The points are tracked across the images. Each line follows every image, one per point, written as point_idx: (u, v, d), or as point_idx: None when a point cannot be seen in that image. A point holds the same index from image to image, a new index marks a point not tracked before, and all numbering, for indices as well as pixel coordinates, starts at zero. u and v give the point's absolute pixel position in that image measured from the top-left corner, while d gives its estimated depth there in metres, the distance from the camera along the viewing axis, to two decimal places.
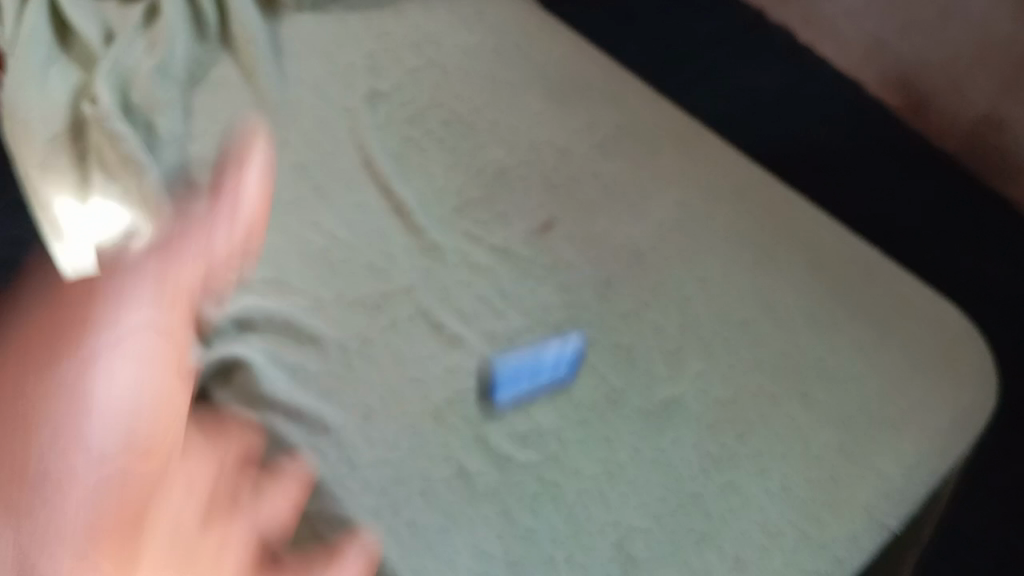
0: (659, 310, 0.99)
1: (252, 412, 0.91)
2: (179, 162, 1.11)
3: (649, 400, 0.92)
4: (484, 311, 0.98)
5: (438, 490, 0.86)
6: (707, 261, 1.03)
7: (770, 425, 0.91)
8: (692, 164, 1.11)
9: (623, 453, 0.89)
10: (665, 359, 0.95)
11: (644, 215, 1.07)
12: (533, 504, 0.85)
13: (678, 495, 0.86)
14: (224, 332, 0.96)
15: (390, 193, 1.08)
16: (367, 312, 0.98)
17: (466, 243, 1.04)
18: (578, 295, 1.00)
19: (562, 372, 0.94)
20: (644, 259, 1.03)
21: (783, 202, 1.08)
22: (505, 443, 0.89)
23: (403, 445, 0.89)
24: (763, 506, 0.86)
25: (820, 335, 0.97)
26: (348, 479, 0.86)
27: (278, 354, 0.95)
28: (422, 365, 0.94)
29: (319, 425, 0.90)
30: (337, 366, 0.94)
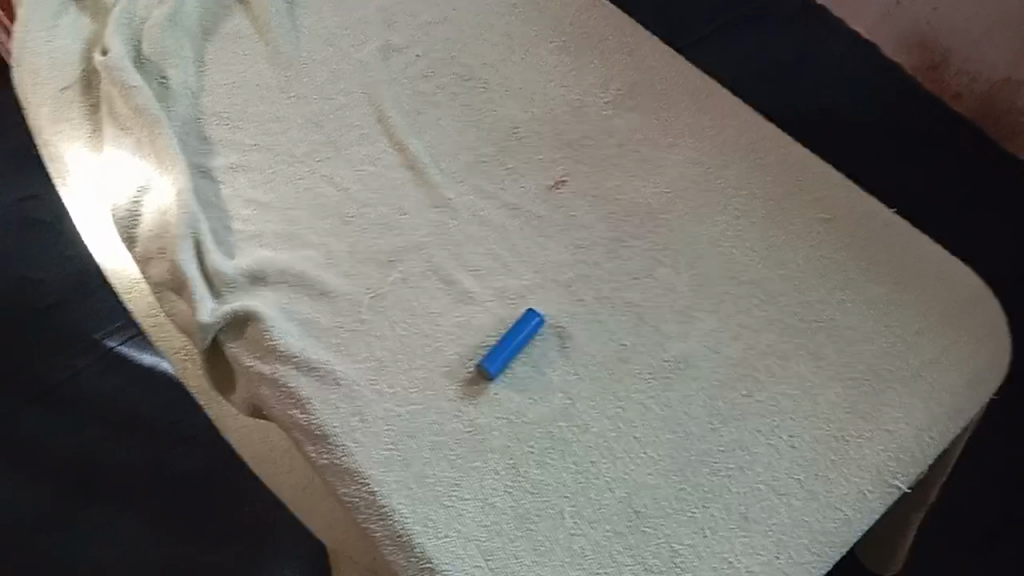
0: (671, 268, 0.98)
1: (264, 364, 0.92)
2: (192, 115, 1.11)
3: (659, 358, 0.92)
4: (496, 267, 0.98)
5: (448, 444, 0.87)
6: (722, 219, 1.02)
7: (781, 382, 0.90)
8: (707, 121, 1.10)
9: (632, 410, 0.89)
10: (675, 317, 0.95)
11: (659, 173, 1.06)
12: (541, 459, 0.86)
13: (686, 452, 0.86)
14: (235, 286, 0.97)
15: (402, 147, 1.08)
16: (379, 267, 0.98)
17: (478, 199, 1.04)
18: (590, 252, 0.99)
19: (573, 328, 0.94)
20: (657, 216, 1.02)
21: (798, 161, 1.06)
22: (514, 397, 0.89)
23: (414, 399, 0.89)
24: (772, 464, 0.86)
25: (834, 294, 0.96)
26: (359, 431, 0.87)
27: (290, 308, 0.95)
28: (433, 320, 0.94)
29: (331, 378, 0.90)
30: (348, 320, 0.94)
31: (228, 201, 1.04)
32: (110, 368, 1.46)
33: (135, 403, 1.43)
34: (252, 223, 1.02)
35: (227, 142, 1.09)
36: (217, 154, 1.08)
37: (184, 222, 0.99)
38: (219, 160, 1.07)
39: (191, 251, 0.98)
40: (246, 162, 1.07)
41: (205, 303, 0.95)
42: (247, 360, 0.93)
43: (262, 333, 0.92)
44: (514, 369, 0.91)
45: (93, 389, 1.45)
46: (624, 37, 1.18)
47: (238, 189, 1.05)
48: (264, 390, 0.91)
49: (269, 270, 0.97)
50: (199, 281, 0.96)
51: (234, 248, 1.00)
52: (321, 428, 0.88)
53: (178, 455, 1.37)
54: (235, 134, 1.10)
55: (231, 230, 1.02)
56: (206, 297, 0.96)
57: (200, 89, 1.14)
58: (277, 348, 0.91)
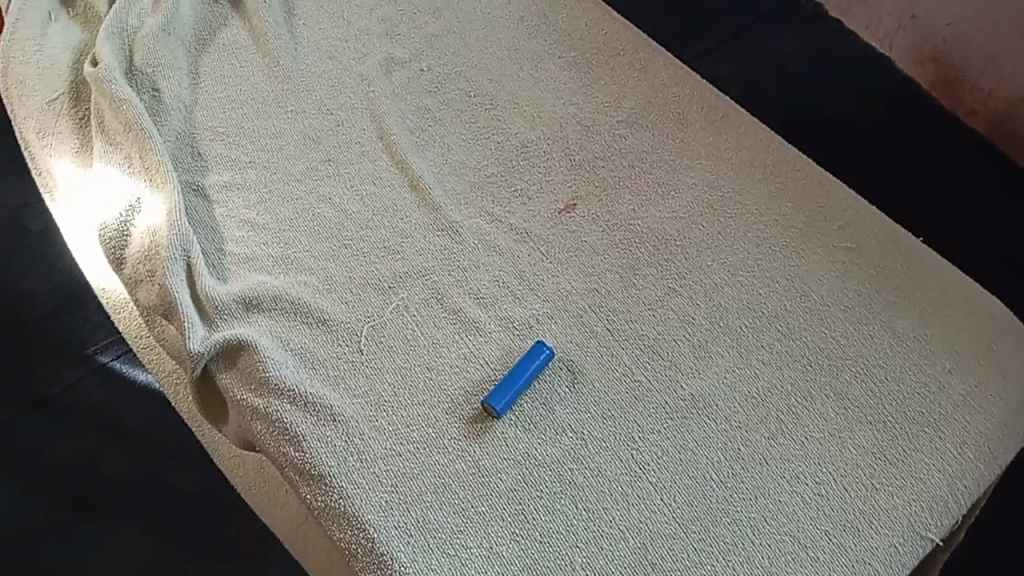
0: (687, 299, 0.93)
1: (258, 397, 0.87)
2: (185, 128, 1.06)
3: (676, 396, 0.87)
4: (503, 296, 0.93)
5: (451, 486, 0.82)
6: (740, 246, 0.97)
7: (805, 425, 0.86)
8: (725, 142, 1.05)
9: (646, 452, 0.84)
10: (692, 351, 0.90)
11: (674, 196, 1.01)
12: (550, 504, 0.81)
13: (705, 498, 0.82)
14: (229, 312, 0.91)
15: (405, 166, 1.03)
16: (380, 293, 0.93)
17: (485, 222, 0.99)
18: (602, 281, 0.94)
19: (584, 363, 0.89)
20: (672, 243, 0.97)
21: (817, 185, 1.02)
22: (522, 437, 0.84)
23: (416, 437, 0.84)
24: (796, 513, 0.81)
25: (859, 330, 0.92)
26: (357, 472, 0.82)
27: (286, 337, 0.90)
28: (437, 352, 0.89)
29: (328, 414, 0.85)
30: (347, 351, 0.89)
31: (222, 220, 0.99)
32: (91, 379, 1.34)
33: (123, 417, 1.31)
34: (247, 244, 0.97)
35: (221, 158, 1.04)
36: (210, 171, 1.03)
37: (175, 244, 0.93)
38: (213, 178, 1.02)
39: (182, 274, 0.93)
40: (241, 180, 1.02)
41: (195, 330, 0.90)
42: (240, 393, 0.88)
43: (256, 365, 0.87)
44: (523, 406, 0.86)
45: (79, 401, 1.32)
46: (638, 52, 1.13)
47: (232, 208, 1.00)
48: (257, 425, 0.86)
49: (264, 295, 0.92)
50: (190, 307, 0.91)
51: (227, 271, 0.95)
52: (317, 468, 0.82)
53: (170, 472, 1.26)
54: (230, 150, 1.04)
55: (224, 251, 0.96)
56: (197, 324, 0.90)
57: (194, 101, 1.09)
58: (272, 381, 0.86)
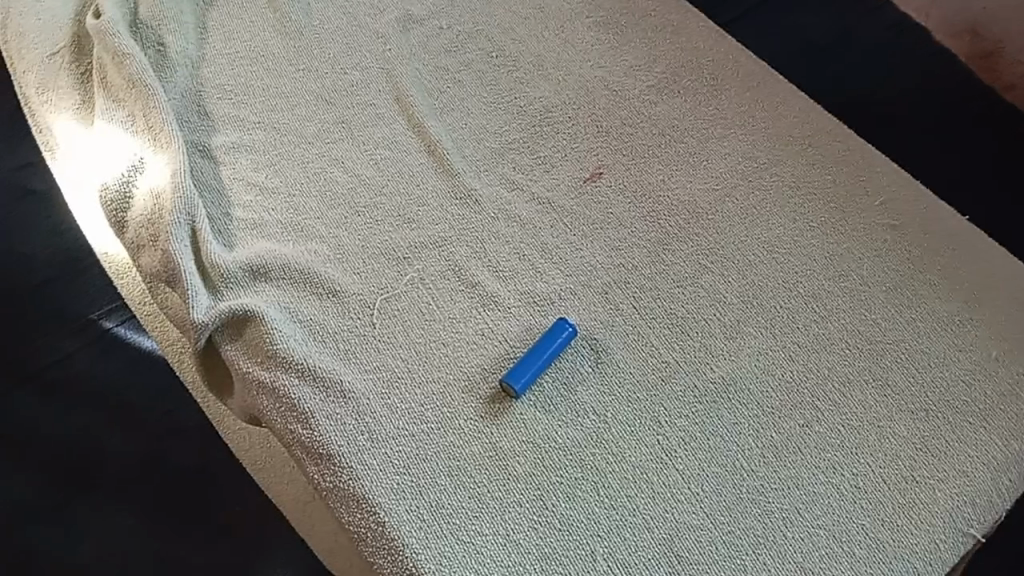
0: (719, 276, 0.88)
1: (264, 370, 0.82)
2: (191, 86, 1.01)
3: (705, 379, 0.82)
4: (524, 269, 0.88)
5: (466, 469, 0.77)
6: (776, 221, 0.91)
7: (842, 412, 0.81)
8: (761, 110, 0.99)
9: (673, 437, 0.79)
10: (724, 332, 0.85)
11: (706, 167, 0.95)
12: (571, 491, 0.76)
13: (735, 488, 0.77)
14: (235, 280, 0.86)
15: (422, 130, 0.97)
16: (393, 264, 0.88)
17: (505, 190, 0.93)
18: (629, 255, 0.89)
19: (609, 342, 0.84)
20: (704, 216, 0.92)
21: (858, 159, 0.96)
22: (542, 418, 0.80)
23: (430, 416, 0.80)
24: (831, 506, 0.77)
25: (901, 312, 0.86)
26: (368, 452, 0.78)
27: (294, 308, 0.85)
28: (453, 327, 0.84)
29: (337, 390, 0.81)
30: (359, 324, 0.84)
31: (228, 183, 0.94)
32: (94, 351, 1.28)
33: (125, 388, 1.26)
34: (254, 209, 0.92)
35: (229, 118, 0.99)
36: (217, 131, 0.97)
37: (179, 207, 0.89)
38: (220, 138, 0.97)
39: (186, 239, 0.88)
40: (249, 141, 0.97)
41: (199, 299, 0.85)
42: (246, 366, 0.83)
43: (263, 337, 0.83)
44: (543, 386, 0.81)
45: (79, 373, 1.27)
46: (670, 13, 1.07)
47: (239, 170, 0.94)
48: (263, 400, 0.82)
49: (272, 264, 0.87)
50: (193, 274, 0.86)
51: (233, 237, 0.90)
52: (325, 448, 0.78)
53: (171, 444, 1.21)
54: (238, 109, 0.99)
55: (230, 216, 0.91)
56: (200, 292, 0.86)
57: (201, 57, 1.03)
58: (279, 354, 0.82)
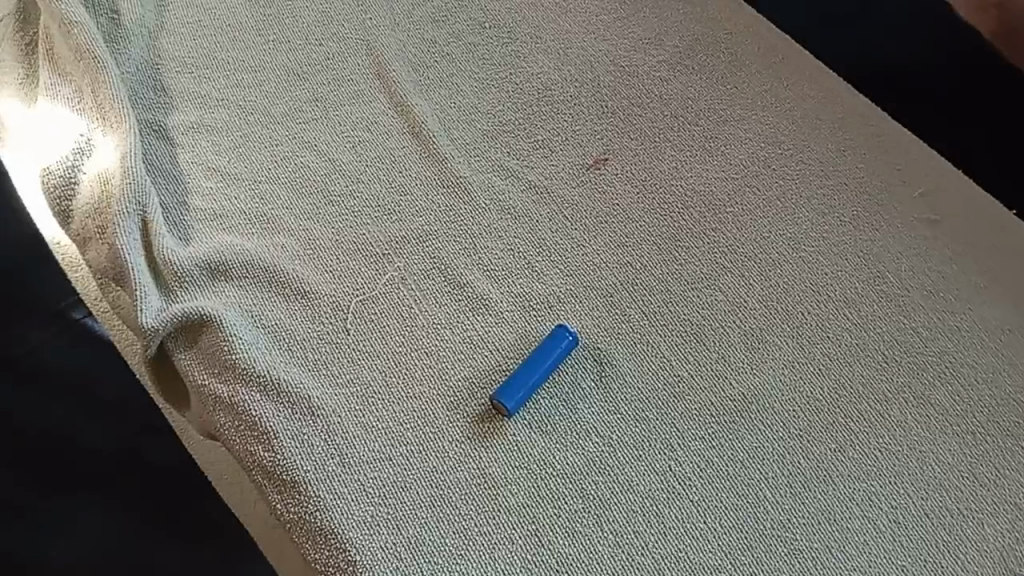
0: (739, 277, 0.78)
1: (221, 384, 0.72)
2: (148, 58, 0.90)
3: (723, 396, 0.72)
4: (518, 268, 0.78)
5: (451, 500, 0.68)
6: (802, 215, 0.81)
7: (879, 435, 0.71)
8: (784, 90, 0.88)
9: (688, 464, 0.69)
10: (745, 341, 0.75)
11: (724, 153, 0.85)
12: (570, 525, 0.67)
13: (758, 523, 0.67)
14: (191, 281, 0.76)
15: (405, 109, 0.87)
16: (372, 261, 0.78)
17: (499, 178, 0.83)
18: (637, 253, 0.79)
19: (615, 354, 0.74)
20: (721, 209, 0.81)
21: (894, 145, 0.85)
22: (537, 440, 0.70)
23: (410, 438, 0.70)
24: (867, 544, 0.67)
25: (944, 320, 0.76)
26: (338, 479, 0.68)
27: (257, 312, 0.75)
28: (438, 335, 0.75)
29: (305, 407, 0.71)
30: (330, 331, 0.74)
31: (186, 167, 0.83)
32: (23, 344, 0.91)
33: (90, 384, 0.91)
34: (215, 197, 0.81)
35: (190, 94, 0.88)
36: (176, 109, 0.87)
37: (128, 195, 0.78)
38: (178, 118, 0.86)
39: (136, 232, 0.78)
40: (211, 120, 0.86)
41: (149, 300, 0.75)
42: (201, 378, 0.73)
43: (220, 345, 0.73)
44: (539, 403, 0.72)
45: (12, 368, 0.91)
46: None
47: (199, 153, 0.84)
48: (219, 417, 0.72)
49: (233, 261, 0.77)
50: (143, 273, 0.76)
51: (190, 229, 0.80)
52: (290, 473, 0.68)
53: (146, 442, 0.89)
54: (200, 84, 0.88)
55: (188, 205, 0.81)
56: (151, 292, 0.75)
57: (160, 27, 0.92)
58: (239, 366, 0.72)
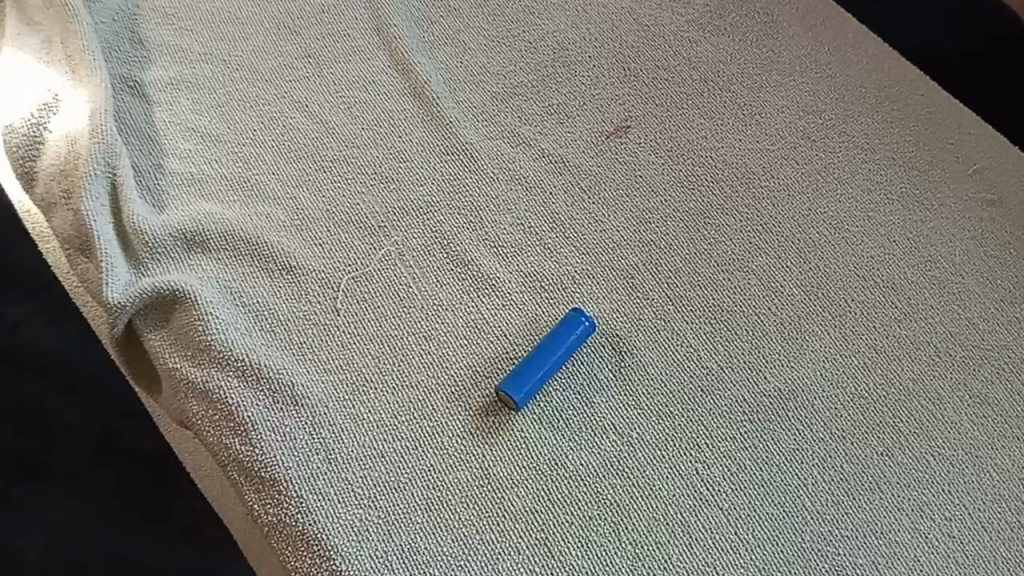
0: (775, 259, 0.70)
1: (194, 368, 0.64)
2: (125, 8, 0.82)
3: (757, 391, 0.64)
4: (529, 245, 0.70)
5: (449, 504, 0.60)
6: (844, 192, 0.73)
7: (932, 439, 0.64)
8: (825, 55, 0.80)
9: (717, 467, 0.62)
10: (781, 331, 0.67)
11: (758, 122, 0.76)
12: (583, 534, 0.59)
13: (796, 535, 0.60)
14: (164, 252, 0.68)
15: (406, 68, 0.78)
16: (366, 234, 0.70)
17: (509, 145, 0.75)
18: (662, 230, 0.71)
19: (636, 342, 0.66)
20: (755, 183, 0.73)
21: (946, 117, 0.77)
22: (548, 438, 0.62)
23: (404, 433, 0.62)
24: (919, 561, 0.60)
25: (1004, 311, 0.68)
26: (324, 478, 0.60)
27: (237, 288, 0.67)
28: (439, 317, 0.67)
29: (288, 395, 0.63)
30: (318, 311, 0.67)
31: (163, 127, 0.75)
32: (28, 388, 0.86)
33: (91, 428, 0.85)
34: (193, 160, 0.73)
35: (169, 48, 0.80)
36: (154, 63, 0.78)
37: (95, 155, 0.70)
38: (155, 73, 0.78)
39: (103, 197, 0.70)
40: (192, 76, 0.78)
41: (116, 272, 0.67)
42: (171, 361, 0.65)
43: (194, 325, 0.65)
44: (550, 397, 0.64)
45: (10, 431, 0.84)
46: None
47: (178, 111, 0.76)
48: (191, 406, 0.64)
49: (211, 230, 0.69)
50: (110, 242, 0.68)
51: (164, 195, 0.72)
52: (269, 469, 0.61)
53: (127, 428, 0.85)
54: (181, 37, 0.80)
55: (163, 169, 0.73)
56: (119, 264, 0.68)
57: None
58: (215, 348, 0.64)
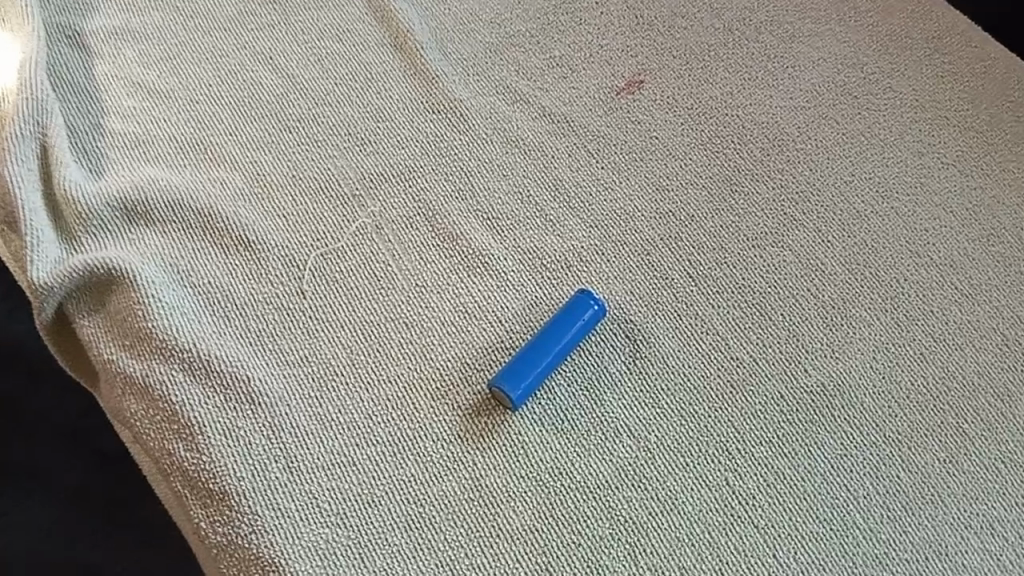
0: (814, 233, 0.60)
1: (133, 360, 0.55)
2: None
3: (797, 387, 0.55)
4: (528, 217, 0.60)
5: (432, 522, 0.50)
6: (891, 155, 0.63)
7: (1002, 442, 0.54)
8: (866, 2, 0.70)
9: (750, 477, 0.52)
10: (823, 316, 0.57)
11: (791, 77, 0.66)
12: (593, 559, 0.50)
13: (846, 559, 0.50)
14: (101, 224, 0.58)
15: (387, 15, 0.68)
16: (338, 204, 0.60)
17: (504, 102, 0.65)
18: (682, 199, 0.61)
19: (653, 329, 0.56)
20: (790, 146, 0.63)
21: (1006, 71, 0.67)
22: (550, 442, 0.53)
23: (380, 437, 0.53)
24: None
25: None
26: (283, 492, 0.51)
27: (185, 267, 0.57)
28: (422, 300, 0.57)
29: (243, 392, 0.53)
30: (280, 293, 0.57)
31: (105, 82, 0.65)
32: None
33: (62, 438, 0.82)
34: (139, 120, 0.63)
35: None
36: (97, 10, 0.68)
37: (22, 112, 0.60)
38: (99, 21, 0.68)
39: (30, 161, 0.60)
40: (140, 25, 0.68)
41: (42, 248, 0.57)
42: (106, 352, 0.55)
43: (133, 311, 0.55)
44: (552, 394, 0.54)
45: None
46: None
47: (123, 65, 0.65)
48: (128, 405, 0.54)
49: (156, 199, 0.59)
50: (37, 212, 0.58)
51: (104, 160, 0.62)
52: (220, 480, 0.51)
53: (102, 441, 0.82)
54: None
55: (103, 130, 0.63)
56: (46, 239, 0.58)
57: None
58: (156, 337, 0.54)
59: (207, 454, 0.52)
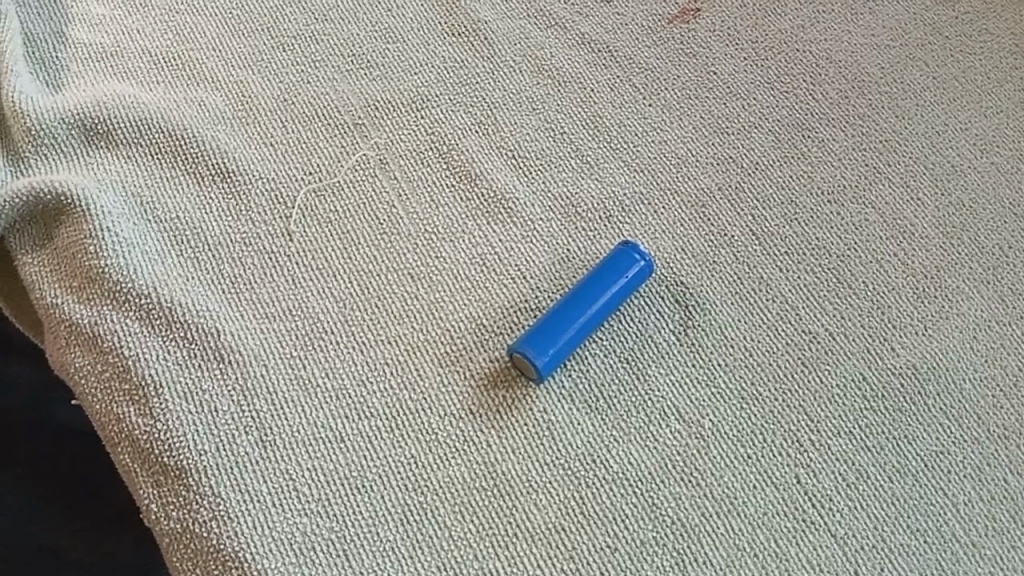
0: (900, 189, 0.50)
1: (80, 304, 0.45)
2: None
3: (882, 369, 0.45)
4: (561, 157, 0.51)
5: (436, 515, 0.41)
6: (991, 104, 0.53)
7: None
8: None
9: (826, 476, 0.43)
10: (913, 286, 0.47)
11: (874, 11, 0.56)
12: (631, 568, 0.40)
13: None
14: (55, 145, 0.49)
15: None
16: (337, 134, 0.51)
17: (536, 26, 0.55)
18: (744, 145, 0.51)
19: (709, 294, 0.47)
20: (872, 89, 0.54)
21: None
22: (584, 423, 0.43)
23: (376, 409, 0.43)
24: None
25: None
26: (254, 471, 0.42)
27: (149, 199, 0.48)
28: (430, 249, 0.48)
29: (211, 348, 0.44)
30: (262, 233, 0.47)
31: None
32: None
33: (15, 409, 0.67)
34: (109, 30, 0.54)
35: None
36: None
37: None
38: None
39: None
40: None
41: None
42: (50, 295, 0.46)
43: (83, 246, 0.46)
44: (586, 367, 0.45)
45: None
46: None
47: None
48: (73, 360, 0.45)
49: (121, 118, 0.50)
50: None
51: (65, 72, 0.52)
52: (178, 451, 0.42)
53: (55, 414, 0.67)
54: None
55: (67, 39, 0.53)
56: None
57: None
58: (109, 279, 0.45)
59: (163, 418, 0.43)
